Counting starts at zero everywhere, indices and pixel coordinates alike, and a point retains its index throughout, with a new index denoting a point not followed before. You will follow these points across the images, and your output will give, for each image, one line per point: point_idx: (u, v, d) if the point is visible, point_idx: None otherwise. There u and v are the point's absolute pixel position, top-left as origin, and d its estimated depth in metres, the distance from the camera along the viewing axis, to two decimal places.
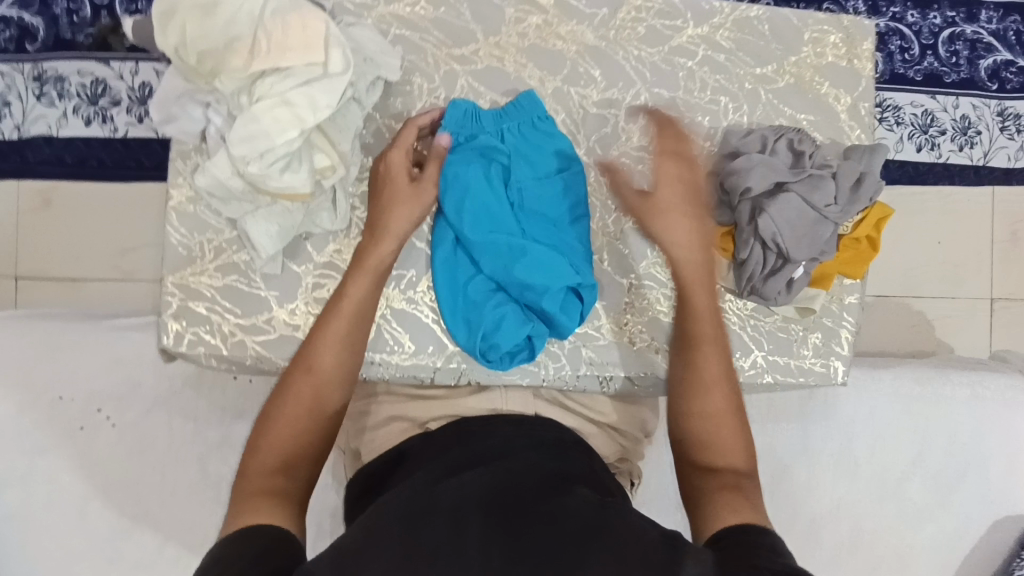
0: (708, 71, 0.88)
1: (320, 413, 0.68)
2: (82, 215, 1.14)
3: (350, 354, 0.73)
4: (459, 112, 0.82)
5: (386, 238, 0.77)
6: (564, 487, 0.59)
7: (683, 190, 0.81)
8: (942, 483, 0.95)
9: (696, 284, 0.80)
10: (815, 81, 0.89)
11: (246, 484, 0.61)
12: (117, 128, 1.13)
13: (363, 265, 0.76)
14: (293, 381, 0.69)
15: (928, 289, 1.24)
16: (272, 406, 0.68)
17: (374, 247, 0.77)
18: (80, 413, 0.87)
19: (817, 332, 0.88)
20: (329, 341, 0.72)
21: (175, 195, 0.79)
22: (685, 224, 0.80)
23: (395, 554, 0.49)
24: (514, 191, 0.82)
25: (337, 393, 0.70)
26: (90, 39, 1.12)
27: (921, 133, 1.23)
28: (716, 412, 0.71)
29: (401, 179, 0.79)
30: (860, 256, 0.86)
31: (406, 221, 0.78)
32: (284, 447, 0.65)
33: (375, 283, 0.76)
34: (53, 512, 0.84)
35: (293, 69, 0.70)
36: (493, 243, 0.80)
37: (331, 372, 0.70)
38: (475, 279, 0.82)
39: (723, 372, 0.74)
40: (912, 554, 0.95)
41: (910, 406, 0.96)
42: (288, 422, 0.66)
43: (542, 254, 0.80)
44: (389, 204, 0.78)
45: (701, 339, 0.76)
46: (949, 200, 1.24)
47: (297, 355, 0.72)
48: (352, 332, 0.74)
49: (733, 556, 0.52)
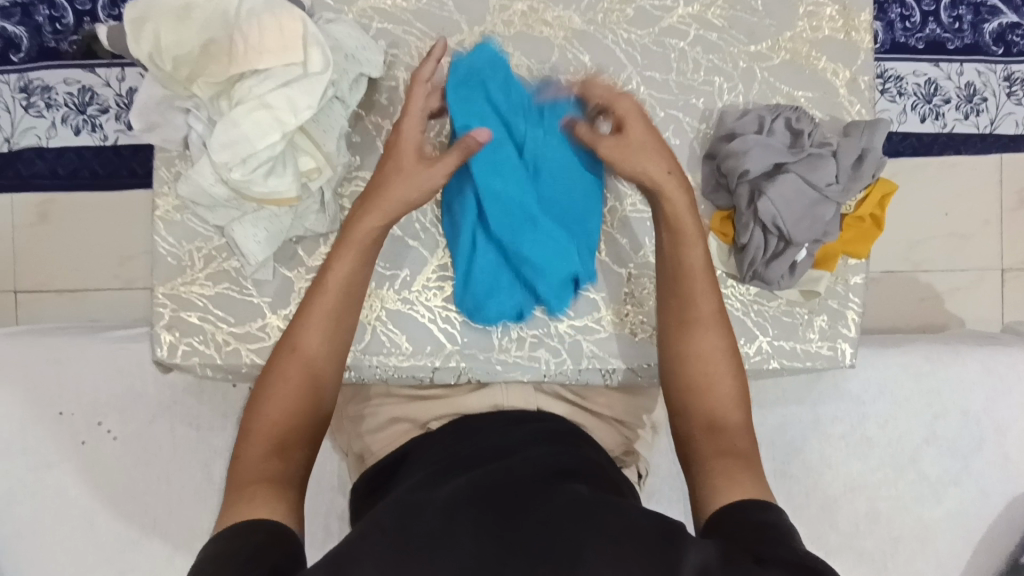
0: (700, 51, 0.86)
1: (308, 397, 0.67)
2: (78, 225, 1.13)
3: (337, 335, 0.71)
4: (486, 54, 0.78)
5: (373, 213, 0.73)
6: (563, 479, 0.59)
7: (645, 123, 0.76)
8: (959, 462, 0.93)
9: (684, 220, 0.75)
10: (811, 55, 0.87)
11: (240, 473, 0.61)
12: (107, 136, 1.12)
13: (349, 241, 0.73)
14: (280, 363, 0.68)
15: (937, 262, 1.21)
16: (258, 389, 0.67)
17: (361, 221, 0.74)
18: (82, 427, 0.87)
19: (823, 314, 0.86)
20: (317, 323, 0.70)
21: (161, 204, 0.78)
22: (662, 157, 0.75)
23: (388, 546, 0.50)
24: (527, 160, 0.77)
25: (319, 374, 0.69)
26: (74, 47, 1.10)
27: (925, 103, 1.19)
28: (710, 348, 0.71)
29: (409, 153, 0.74)
30: (864, 234, 0.84)
31: (401, 200, 0.73)
32: (273, 427, 0.64)
33: (363, 260, 0.74)
34: (62, 526, 0.84)
35: (272, 71, 0.69)
36: (505, 201, 0.75)
37: (317, 358, 0.69)
38: (478, 238, 0.78)
39: (718, 309, 0.73)
40: (930, 536, 0.93)
41: (921, 386, 0.94)
42: (278, 404, 0.66)
43: (550, 228, 0.76)
44: (390, 178, 0.74)
45: (695, 282, 0.74)
46: (956, 170, 1.21)
47: (284, 334, 0.71)
48: (337, 315, 0.71)
49: (736, 542, 0.52)
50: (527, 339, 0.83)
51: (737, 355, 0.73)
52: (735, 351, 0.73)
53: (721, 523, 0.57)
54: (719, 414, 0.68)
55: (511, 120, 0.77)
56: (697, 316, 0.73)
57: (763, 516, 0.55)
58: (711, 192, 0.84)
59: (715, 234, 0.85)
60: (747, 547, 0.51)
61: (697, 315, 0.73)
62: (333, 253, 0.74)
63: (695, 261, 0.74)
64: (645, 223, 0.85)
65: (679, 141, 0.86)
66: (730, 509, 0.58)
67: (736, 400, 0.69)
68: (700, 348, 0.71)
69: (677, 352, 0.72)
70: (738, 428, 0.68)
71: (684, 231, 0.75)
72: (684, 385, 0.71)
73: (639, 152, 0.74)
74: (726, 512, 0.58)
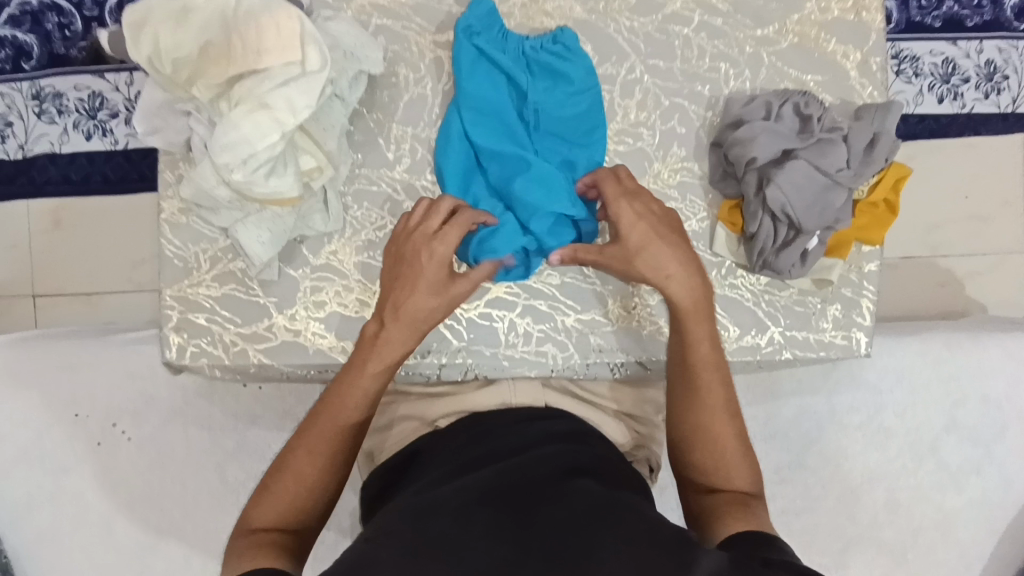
0: (705, 37, 0.84)
1: (320, 495, 0.65)
2: (90, 230, 1.14)
3: (357, 437, 0.69)
4: (482, 10, 0.80)
5: (408, 331, 0.71)
6: (577, 479, 0.59)
7: (649, 225, 0.72)
8: (981, 449, 0.91)
9: (694, 323, 0.70)
10: (820, 37, 0.84)
11: (249, 541, 0.60)
12: (118, 140, 1.13)
13: (384, 358, 0.70)
14: (296, 458, 0.65)
15: (957, 246, 1.18)
16: (269, 478, 0.64)
17: (393, 340, 0.71)
18: (97, 429, 0.88)
19: (837, 303, 0.84)
20: (331, 429, 0.66)
21: (167, 207, 0.78)
22: (670, 256, 0.71)
23: (396, 547, 0.50)
24: (529, 112, 0.80)
25: (340, 473, 0.67)
26: (83, 54, 1.12)
27: (942, 83, 1.16)
28: (719, 435, 0.67)
29: (439, 270, 0.71)
30: (878, 220, 0.82)
31: (435, 317, 0.72)
32: (284, 519, 0.62)
33: (387, 381, 0.71)
34: (81, 527, 0.86)
35: (270, 70, 0.69)
36: (501, 152, 0.79)
37: (334, 463, 0.66)
38: (477, 183, 0.80)
39: (727, 401, 0.69)
40: (951, 526, 0.91)
41: (942, 373, 0.91)
42: (289, 496, 0.63)
43: (541, 173, 0.78)
44: (416, 293, 0.71)
45: (704, 376, 0.69)
46: (976, 150, 1.17)
47: (301, 430, 0.67)
48: (356, 424, 0.68)
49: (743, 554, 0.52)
50: (534, 334, 0.83)
51: (748, 440, 0.69)
52: (745, 436, 0.68)
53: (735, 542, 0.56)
54: (716, 430, 0.67)
55: (516, 69, 0.80)
56: (700, 389, 0.69)
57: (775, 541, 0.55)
58: (719, 180, 0.83)
59: (724, 224, 0.83)
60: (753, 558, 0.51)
61: (705, 394, 0.68)
62: (356, 366, 0.70)
63: (704, 354, 0.70)
64: None
65: (685, 130, 0.84)
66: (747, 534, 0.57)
67: (743, 466, 0.66)
68: (710, 432, 0.67)
69: (685, 435, 0.68)
70: (733, 429, 0.68)
71: (694, 332, 0.70)
72: (681, 406, 0.69)
73: (648, 253, 0.71)
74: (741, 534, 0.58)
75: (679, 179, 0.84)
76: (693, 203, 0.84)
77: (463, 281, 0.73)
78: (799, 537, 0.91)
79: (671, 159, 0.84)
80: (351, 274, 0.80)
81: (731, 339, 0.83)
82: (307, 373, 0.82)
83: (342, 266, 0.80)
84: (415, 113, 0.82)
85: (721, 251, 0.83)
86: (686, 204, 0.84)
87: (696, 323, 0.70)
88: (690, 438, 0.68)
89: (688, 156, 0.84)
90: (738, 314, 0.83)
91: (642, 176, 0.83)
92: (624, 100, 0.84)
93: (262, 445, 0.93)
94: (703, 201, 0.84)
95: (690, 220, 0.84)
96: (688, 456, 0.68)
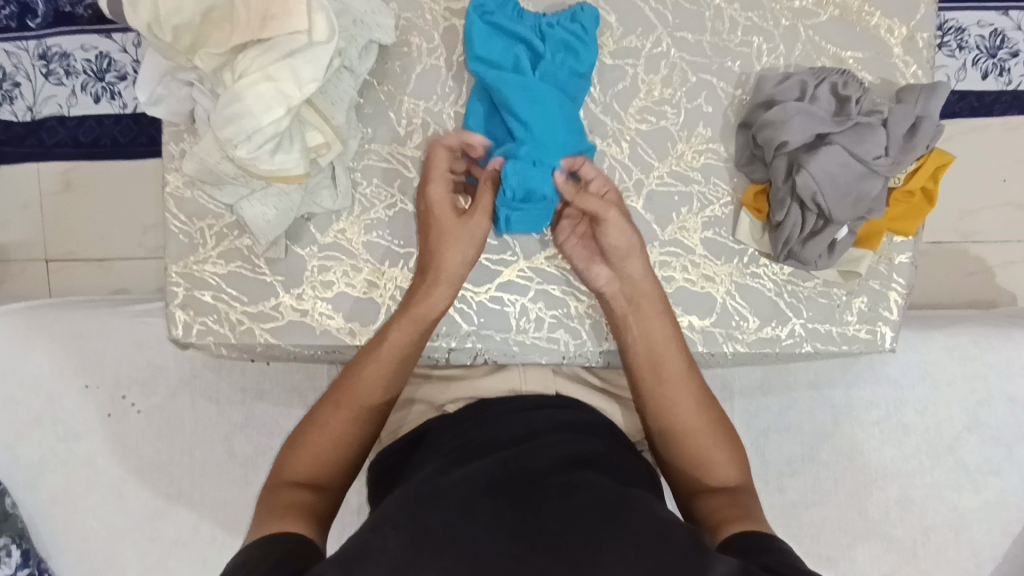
0: (738, 8, 0.79)
1: (350, 451, 0.65)
2: (100, 195, 1.12)
3: (381, 416, 0.68)
4: None
5: (439, 284, 0.73)
6: (574, 468, 0.57)
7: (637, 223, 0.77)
8: (1001, 449, 0.88)
9: (653, 322, 0.73)
10: (863, 10, 0.79)
11: (269, 502, 0.60)
12: (127, 103, 1.09)
13: (413, 310, 0.72)
14: (323, 414, 0.65)
15: (991, 234, 1.13)
16: (300, 432, 0.65)
17: (427, 294, 0.73)
18: (107, 399, 0.88)
19: (862, 296, 0.81)
20: (359, 389, 0.67)
21: (172, 180, 0.77)
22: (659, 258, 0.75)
23: (402, 537, 0.49)
24: None
25: (364, 438, 0.66)
26: (89, 11, 1.06)
27: (988, 57, 1.08)
28: (703, 429, 0.67)
29: (447, 211, 0.74)
30: (913, 210, 0.77)
31: (458, 261, 0.74)
32: (308, 480, 0.62)
33: (419, 332, 0.71)
34: (95, 494, 0.87)
35: (275, 41, 0.65)
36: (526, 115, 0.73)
37: (358, 422, 0.65)
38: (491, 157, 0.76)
39: (697, 395, 0.69)
40: (965, 527, 0.88)
41: (965, 370, 0.89)
42: (311, 449, 0.63)
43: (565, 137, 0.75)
44: (443, 244, 0.73)
45: (670, 379, 0.70)
46: (1020, 132, 1.10)
47: (330, 388, 0.68)
48: (387, 379, 0.68)
49: (741, 557, 0.52)
50: (546, 319, 0.80)
51: (730, 427, 0.69)
52: (731, 432, 0.69)
53: (739, 541, 0.56)
54: (691, 426, 0.67)
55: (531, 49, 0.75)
56: (667, 379, 0.69)
57: (773, 542, 0.54)
58: (745, 164, 0.79)
59: (749, 209, 0.79)
60: (752, 561, 0.51)
61: (673, 389, 0.69)
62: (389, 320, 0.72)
63: (665, 352, 0.71)
64: (671, 198, 0.79)
65: (711, 109, 0.80)
66: (741, 534, 0.57)
67: (731, 457, 0.67)
68: (692, 424, 0.67)
69: (671, 430, 0.68)
70: (711, 425, 0.68)
71: (654, 332, 0.72)
72: (661, 399, 0.69)
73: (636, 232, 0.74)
74: (739, 535, 0.57)
75: (703, 161, 0.80)
76: (717, 186, 0.80)
77: (476, 210, 0.74)
78: (807, 531, 0.89)
79: (695, 140, 0.79)
80: (361, 254, 0.78)
81: (750, 330, 0.80)
82: (314, 353, 0.80)
83: (350, 245, 0.78)
84: (428, 85, 0.78)
85: (744, 239, 0.79)
86: (710, 187, 0.80)
87: (649, 313, 0.73)
88: (682, 437, 0.67)
89: (713, 137, 0.80)
90: (759, 304, 0.80)
91: (664, 158, 0.79)
92: (648, 76, 0.79)
93: (270, 420, 0.91)
94: (727, 184, 0.80)
95: (713, 204, 0.80)
96: (676, 457, 0.67)
